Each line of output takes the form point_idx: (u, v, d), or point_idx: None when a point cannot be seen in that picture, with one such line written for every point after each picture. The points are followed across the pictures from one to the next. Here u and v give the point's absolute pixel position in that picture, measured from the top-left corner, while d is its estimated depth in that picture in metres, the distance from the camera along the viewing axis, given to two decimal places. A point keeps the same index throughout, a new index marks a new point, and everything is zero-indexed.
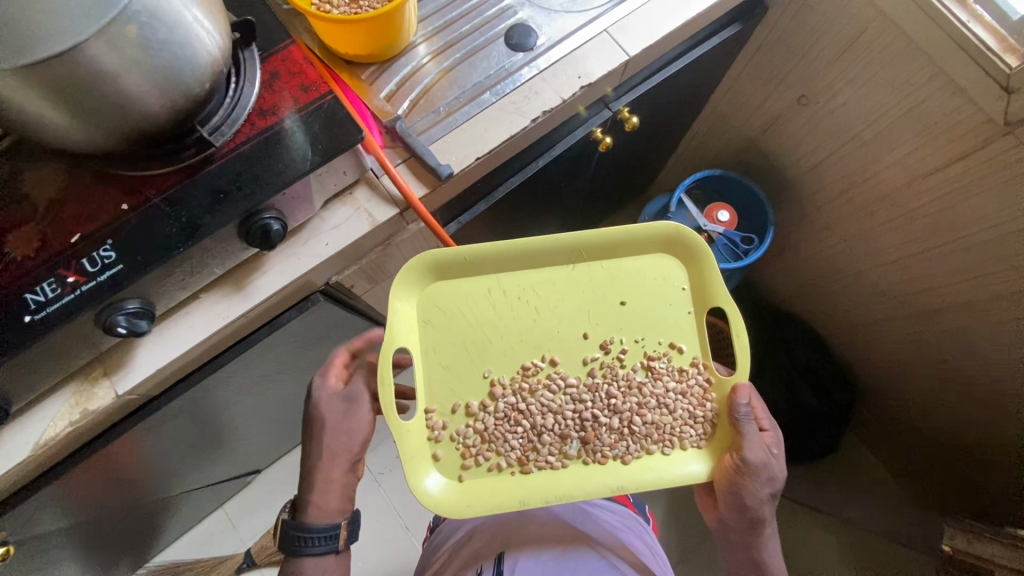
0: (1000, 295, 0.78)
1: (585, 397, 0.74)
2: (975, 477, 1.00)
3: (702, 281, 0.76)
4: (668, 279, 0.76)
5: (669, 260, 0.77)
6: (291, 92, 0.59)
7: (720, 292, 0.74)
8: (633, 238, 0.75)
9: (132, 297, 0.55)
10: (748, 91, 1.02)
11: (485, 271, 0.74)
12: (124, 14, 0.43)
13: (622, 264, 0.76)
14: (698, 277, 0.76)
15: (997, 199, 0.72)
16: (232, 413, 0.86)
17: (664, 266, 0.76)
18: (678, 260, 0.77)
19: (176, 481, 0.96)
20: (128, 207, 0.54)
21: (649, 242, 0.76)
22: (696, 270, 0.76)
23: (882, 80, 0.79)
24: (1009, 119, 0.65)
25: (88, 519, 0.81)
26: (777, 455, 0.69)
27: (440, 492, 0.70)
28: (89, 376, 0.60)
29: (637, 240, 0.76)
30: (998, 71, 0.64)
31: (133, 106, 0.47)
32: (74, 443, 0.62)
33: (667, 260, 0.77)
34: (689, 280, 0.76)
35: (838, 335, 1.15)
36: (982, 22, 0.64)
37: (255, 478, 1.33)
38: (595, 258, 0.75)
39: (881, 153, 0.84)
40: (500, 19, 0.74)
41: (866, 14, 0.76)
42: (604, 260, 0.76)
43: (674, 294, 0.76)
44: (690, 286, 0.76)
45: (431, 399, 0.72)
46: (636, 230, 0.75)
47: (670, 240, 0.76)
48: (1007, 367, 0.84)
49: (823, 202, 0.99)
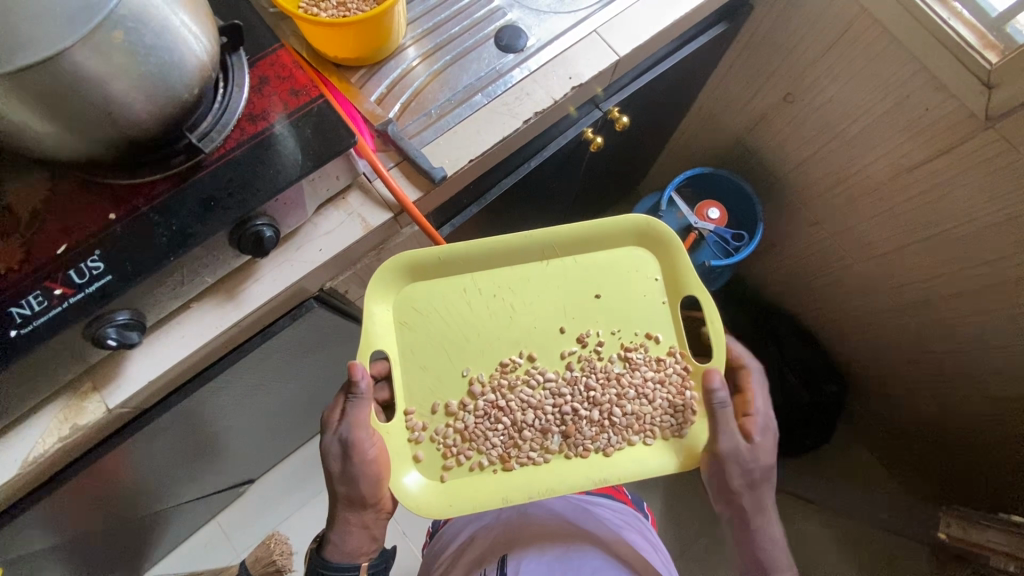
0: (986, 286, 0.80)
1: (564, 390, 0.74)
2: (965, 465, 1.02)
3: (673, 270, 0.76)
4: (641, 270, 0.76)
5: (639, 252, 0.77)
6: (280, 97, 0.58)
7: (692, 281, 0.74)
8: (603, 232, 0.75)
9: (121, 309, 0.54)
10: (734, 90, 1.03)
11: (462, 271, 0.73)
12: (110, 19, 0.42)
13: (595, 258, 0.76)
14: (670, 266, 0.76)
15: (981, 191, 0.74)
16: (225, 423, 0.84)
17: (636, 258, 0.76)
18: (650, 252, 0.77)
19: (167, 495, 0.95)
20: (117, 217, 0.53)
21: (622, 235, 0.76)
22: (667, 259, 0.76)
23: (865, 78, 0.80)
24: (990, 114, 0.67)
25: (77, 536, 0.80)
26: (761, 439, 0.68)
27: (420, 491, 0.69)
28: (78, 390, 0.58)
29: (607, 234, 0.76)
30: (979, 67, 0.66)
31: (120, 112, 0.46)
32: (64, 459, 0.60)
33: (639, 252, 0.77)
34: (661, 270, 0.76)
35: (828, 329, 1.16)
36: (962, 19, 0.66)
37: (248, 489, 1.31)
38: (566, 253, 0.75)
39: (866, 149, 0.86)
40: (488, 20, 0.74)
41: (849, 13, 0.77)
42: (576, 255, 0.76)
43: (648, 285, 0.76)
44: (663, 277, 0.76)
45: (410, 400, 0.71)
46: (607, 223, 0.75)
47: (641, 232, 0.76)
48: (994, 355, 0.85)
49: (810, 198, 1.01)
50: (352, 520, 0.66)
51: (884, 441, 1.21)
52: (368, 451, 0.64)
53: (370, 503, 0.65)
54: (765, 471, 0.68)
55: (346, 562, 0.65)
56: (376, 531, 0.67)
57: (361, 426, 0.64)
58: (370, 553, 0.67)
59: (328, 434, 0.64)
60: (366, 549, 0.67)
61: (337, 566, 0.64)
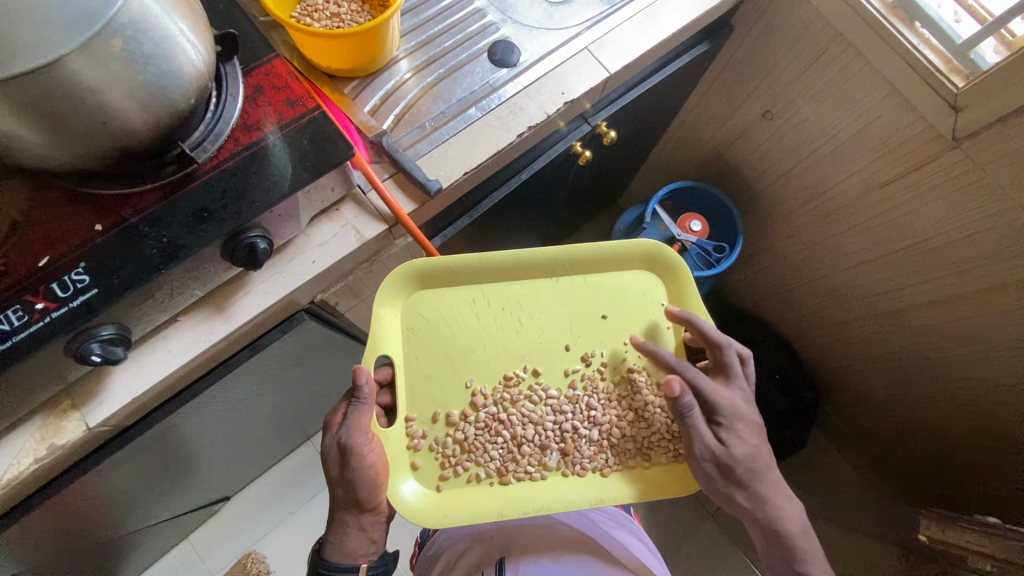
0: (953, 296, 0.84)
1: (566, 408, 0.75)
2: (936, 466, 1.06)
3: (677, 296, 0.77)
4: (647, 293, 0.77)
5: (648, 276, 0.78)
6: (275, 107, 0.57)
7: (698, 304, 0.76)
8: (614, 253, 0.77)
9: (106, 323, 0.51)
10: (714, 106, 1.07)
11: (473, 281, 0.73)
12: (109, 27, 0.41)
13: (604, 278, 0.77)
14: (677, 293, 0.77)
15: (947, 208, 0.78)
16: (207, 438, 0.82)
17: (643, 283, 0.78)
18: (657, 277, 0.78)
19: (138, 515, 0.91)
20: (103, 229, 0.51)
21: (631, 259, 0.78)
22: (675, 287, 0.77)
23: (839, 98, 0.84)
24: (957, 135, 0.71)
25: (46, 562, 0.76)
26: (739, 424, 0.65)
27: (416, 500, 0.69)
28: (56, 409, 0.56)
29: (618, 257, 0.77)
30: (946, 90, 0.70)
31: (115, 121, 0.44)
32: (38, 480, 0.57)
33: (647, 277, 0.78)
34: (668, 296, 0.78)
35: (802, 337, 1.21)
36: (929, 45, 0.70)
37: (223, 507, 1.27)
38: (576, 271, 0.76)
39: (839, 165, 0.90)
40: (482, 35, 0.75)
41: (825, 37, 0.81)
42: (586, 273, 0.77)
43: (655, 310, 0.77)
44: (669, 303, 0.77)
45: (412, 407, 0.71)
46: (618, 245, 0.76)
47: (650, 257, 0.78)
48: (959, 362, 0.90)
49: (786, 211, 1.05)
50: (348, 521, 0.64)
51: (857, 445, 1.26)
52: (368, 456, 0.62)
53: (361, 507, 0.64)
54: (750, 458, 0.65)
55: (347, 563, 0.62)
56: (375, 533, 0.65)
57: (362, 431, 0.61)
58: (370, 555, 0.64)
59: (328, 437, 0.62)
60: (366, 550, 0.64)
61: (337, 567, 0.62)
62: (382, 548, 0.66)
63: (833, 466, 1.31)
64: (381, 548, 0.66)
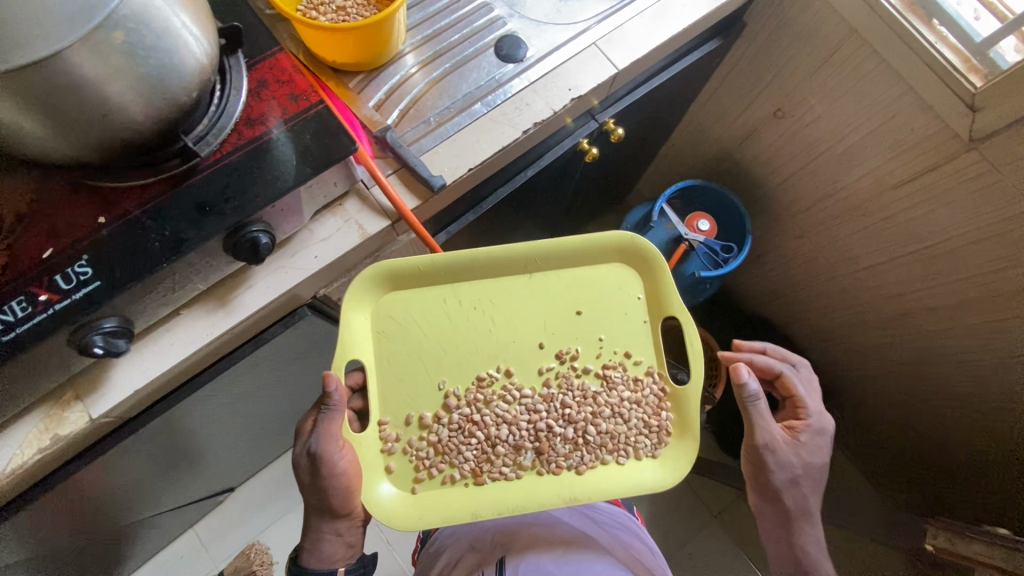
0: (966, 300, 0.83)
1: (540, 407, 0.74)
2: (947, 471, 1.05)
3: (655, 288, 0.76)
4: (623, 288, 0.76)
5: (624, 268, 0.77)
6: (279, 101, 0.57)
7: (674, 301, 0.74)
8: (589, 248, 0.75)
9: (109, 315, 0.52)
10: (726, 102, 1.05)
11: (442, 278, 0.72)
12: (112, 19, 0.41)
13: (577, 273, 0.75)
14: (653, 287, 0.76)
15: (962, 210, 0.76)
16: (211, 430, 0.82)
17: (619, 277, 0.76)
18: (631, 269, 0.77)
19: (143, 505, 0.91)
20: (106, 221, 0.51)
21: (605, 251, 0.76)
22: (651, 279, 0.76)
23: (853, 96, 0.82)
24: (974, 136, 0.69)
25: (53, 549, 0.77)
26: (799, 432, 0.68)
27: (393, 501, 0.69)
28: (59, 400, 0.56)
29: (590, 250, 0.75)
30: (964, 89, 0.68)
31: (116, 114, 0.44)
32: (42, 470, 0.57)
33: (622, 269, 0.76)
34: (643, 287, 0.77)
35: (811, 340, 1.19)
36: (948, 43, 0.68)
37: (227, 498, 1.28)
38: (548, 268, 0.75)
39: (852, 165, 0.88)
40: (488, 29, 0.74)
41: (840, 32, 0.79)
42: (558, 269, 0.75)
43: (630, 303, 0.76)
44: (645, 296, 0.76)
45: (385, 411, 0.70)
46: (590, 239, 0.74)
47: (623, 247, 0.76)
48: (970, 367, 0.88)
49: (797, 212, 1.03)
50: (325, 529, 0.67)
51: (865, 448, 1.25)
52: (338, 463, 0.64)
53: None
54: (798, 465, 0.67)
55: (324, 567, 0.66)
56: (352, 538, 0.69)
57: (331, 439, 0.64)
58: (348, 558, 0.68)
59: (299, 445, 0.65)
60: (343, 554, 0.68)
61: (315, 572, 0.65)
62: (359, 551, 0.70)
63: (838, 469, 1.30)
64: (359, 551, 0.71)
